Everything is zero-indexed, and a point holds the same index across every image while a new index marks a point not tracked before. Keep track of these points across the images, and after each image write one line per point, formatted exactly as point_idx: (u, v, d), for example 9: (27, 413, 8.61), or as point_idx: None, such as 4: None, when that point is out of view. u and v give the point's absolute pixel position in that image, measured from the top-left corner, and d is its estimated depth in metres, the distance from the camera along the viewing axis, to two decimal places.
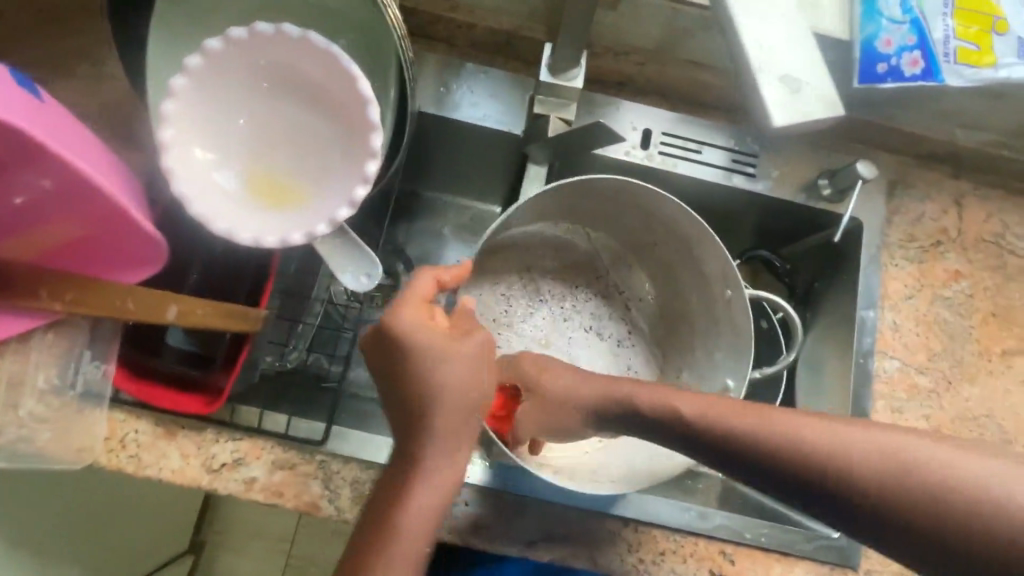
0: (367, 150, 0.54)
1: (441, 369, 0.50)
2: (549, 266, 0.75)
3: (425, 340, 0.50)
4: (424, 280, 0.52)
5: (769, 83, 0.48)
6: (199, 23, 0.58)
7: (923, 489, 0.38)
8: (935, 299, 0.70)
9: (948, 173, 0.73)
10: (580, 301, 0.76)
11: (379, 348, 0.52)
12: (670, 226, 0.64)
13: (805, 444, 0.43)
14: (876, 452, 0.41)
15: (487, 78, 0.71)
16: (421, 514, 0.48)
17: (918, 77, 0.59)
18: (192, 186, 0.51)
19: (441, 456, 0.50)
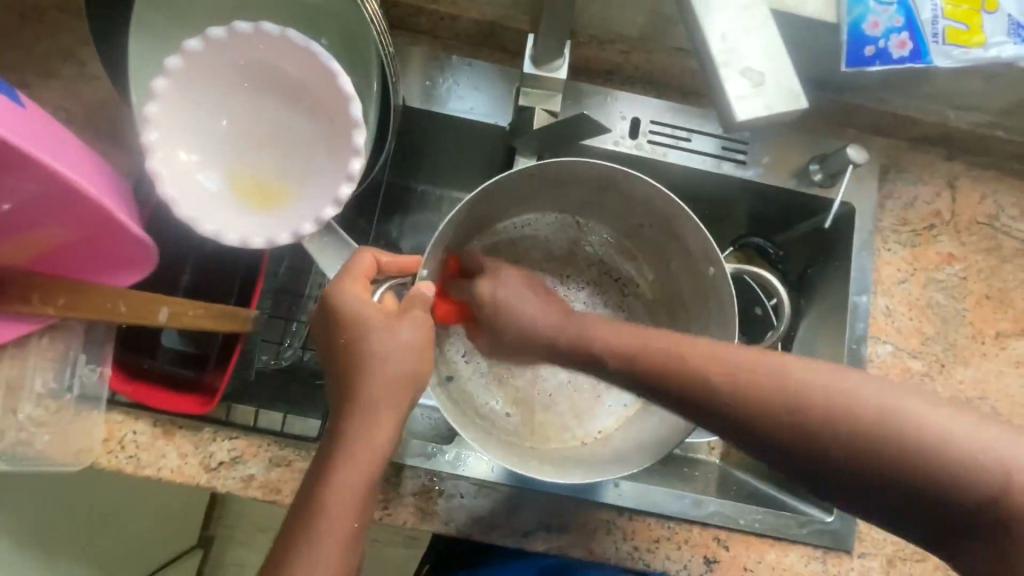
0: (350, 148, 0.54)
1: (374, 341, 0.50)
2: (539, 258, 0.75)
3: (361, 315, 0.51)
4: (363, 257, 0.54)
5: (733, 77, 0.49)
6: (181, 25, 0.58)
7: (891, 439, 0.38)
8: (928, 282, 0.69)
9: (942, 156, 0.73)
10: (573, 290, 0.76)
11: (321, 322, 0.53)
12: (654, 210, 0.64)
13: (784, 387, 0.41)
14: (852, 399, 0.40)
15: (473, 70, 0.70)
16: (346, 494, 0.47)
17: (906, 59, 0.58)
18: (178, 189, 0.51)
19: (371, 431, 0.49)
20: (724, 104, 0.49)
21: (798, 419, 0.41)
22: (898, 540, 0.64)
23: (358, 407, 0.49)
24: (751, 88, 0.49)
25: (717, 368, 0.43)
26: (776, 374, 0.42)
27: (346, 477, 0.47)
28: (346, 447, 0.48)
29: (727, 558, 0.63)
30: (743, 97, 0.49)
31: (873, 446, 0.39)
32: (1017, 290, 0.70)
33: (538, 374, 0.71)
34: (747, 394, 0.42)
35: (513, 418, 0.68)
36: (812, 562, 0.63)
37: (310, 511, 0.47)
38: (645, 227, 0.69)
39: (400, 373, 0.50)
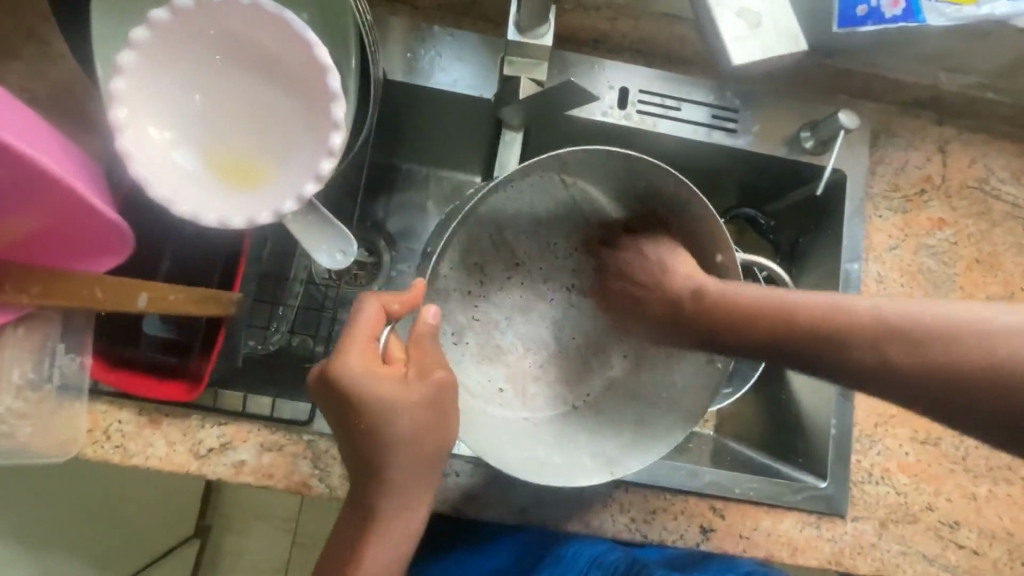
0: (329, 120, 0.52)
1: (393, 420, 0.47)
2: (527, 226, 0.71)
3: (372, 391, 0.46)
4: (369, 312, 0.47)
5: (727, 17, 0.57)
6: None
7: (939, 341, 0.44)
8: (919, 248, 0.69)
9: (933, 120, 0.72)
10: (563, 260, 0.73)
11: (324, 393, 0.48)
12: (670, 196, 0.60)
13: (818, 310, 0.51)
14: (903, 315, 0.47)
15: (455, 41, 0.68)
16: (379, 568, 0.48)
17: (898, 18, 0.59)
18: (149, 167, 0.49)
19: (400, 506, 0.49)
20: (719, 46, 0.57)
21: (826, 331, 0.50)
22: (890, 504, 0.65)
23: (384, 486, 0.48)
24: (744, 32, 0.57)
25: (765, 304, 0.55)
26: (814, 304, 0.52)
27: (376, 557, 0.48)
28: (375, 526, 0.48)
29: (723, 526, 0.63)
30: (733, 44, 0.57)
31: (924, 349, 0.45)
32: (1007, 253, 0.70)
33: (527, 347, 0.70)
34: (787, 318, 0.53)
35: (508, 391, 0.67)
36: (806, 527, 0.64)
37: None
38: (649, 199, 0.65)
39: (426, 451, 0.49)
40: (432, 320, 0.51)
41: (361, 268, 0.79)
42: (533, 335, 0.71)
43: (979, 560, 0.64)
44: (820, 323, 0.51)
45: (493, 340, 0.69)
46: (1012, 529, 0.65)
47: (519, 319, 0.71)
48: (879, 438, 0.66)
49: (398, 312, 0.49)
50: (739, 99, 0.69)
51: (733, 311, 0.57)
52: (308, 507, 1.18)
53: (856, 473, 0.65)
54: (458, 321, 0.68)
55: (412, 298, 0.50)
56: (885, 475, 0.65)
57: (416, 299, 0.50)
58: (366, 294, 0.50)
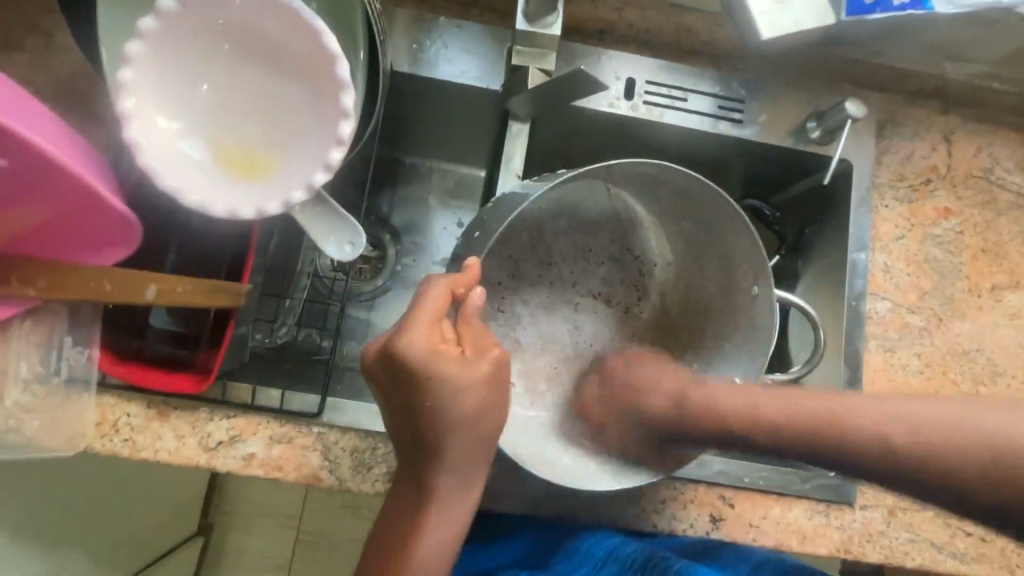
0: (339, 110, 0.51)
1: (455, 401, 0.46)
2: (561, 226, 0.73)
3: (436, 372, 0.45)
4: (435, 293, 0.46)
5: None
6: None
7: (948, 437, 0.43)
8: (925, 237, 0.69)
9: (938, 110, 0.72)
10: (593, 267, 0.74)
11: (385, 374, 0.46)
12: (709, 216, 0.61)
13: (834, 424, 0.47)
14: (903, 413, 0.45)
15: (461, 32, 0.68)
16: (436, 547, 0.48)
17: (906, 6, 0.60)
18: (158, 158, 0.49)
19: (458, 485, 0.49)
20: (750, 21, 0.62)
21: (848, 450, 0.47)
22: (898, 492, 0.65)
23: (444, 467, 0.48)
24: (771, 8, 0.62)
25: (771, 420, 0.51)
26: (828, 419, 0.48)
27: (435, 534, 0.48)
28: (434, 505, 0.48)
29: (732, 516, 0.63)
30: (762, 21, 0.62)
31: (933, 438, 0.43)
32: (1013, 242, 0.70)
33: (546, 347, 0.71)
34: (802, 435, 0.49)
35: (519, 389, 0.67)
36: (815, 516, 0.64)
37: (400, 565, 0.48)
38: (687, 220, 0.66)
39: (486, 431, 0.48)
40: (479, 302, 0.49)
41: (365, 262, 0.80)
42: (549, 333, 0.72)
43: (986, 547, 0.65)
44: (840, 443, 0.47)
45: (514, 334, 0.70)
46: None
47: (544, 319, 0.72)
48: None
49: (461, 292, 0.49)
50: (745, 90, 0.69)
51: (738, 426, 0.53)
52: (312, 504, 1.18)
53: None
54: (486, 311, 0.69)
55: (470, 279, 0.49)
56: None
57: (473, 281, 0.50)
58: (431, 274, 0.48)
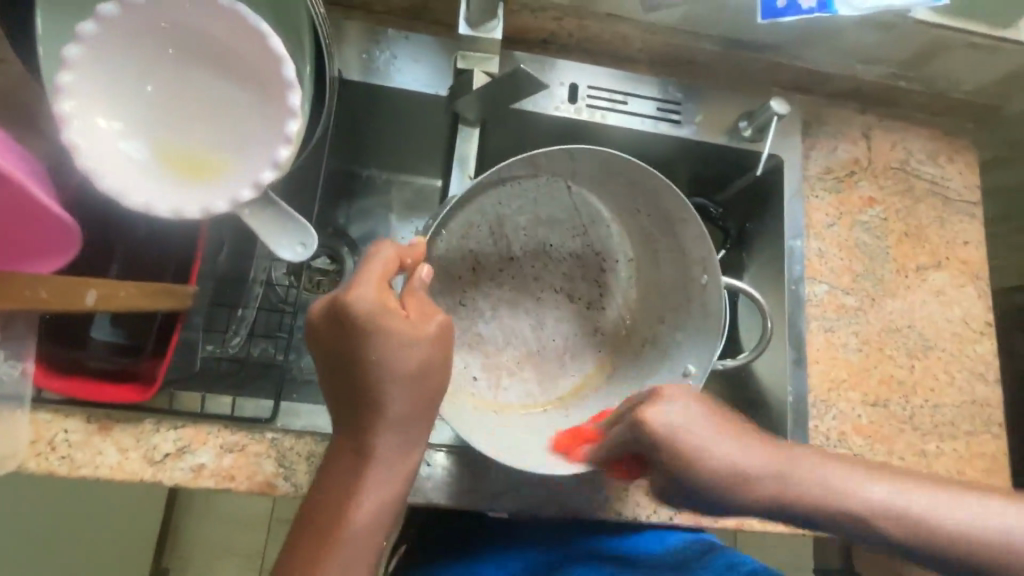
0: (285, 109, 0.52)
1: (400, 357, 0.46)
2: (522, 222, 0.73)
3: (380, 323, 0.45)
4: (384, 254, 0.48)
5: None
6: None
7: (942, 530, 0.42)
8: (854, 224, 0.74)
9: (855, 109, 0.78)
10: (556, 262, 0.75)
11: (332, 330, 0.47)
12: (658, 206, 0.64)
13: (871, 514, 0.43)
14: (922, 504, 0.43)
15: (410, 43, 0.70)
16: (376, 506, 0.47)
17: (814, 9, 0.61)
18: (99, 160, 0.49)
19: (400, 446, 0.49)
20: None
21: (859, 527, 0.44)
22: None
23: (387, 426, 0.48)
24: None
25: (796, 496, 0.45)
26: (837, 494, 0.44)
27: (375, 495, 0.47)
28: (375, 466, 0.48)
29: None
30: None
31: (932, 525, 0.43)
32: (931, 226, 0.76)
33: (508, 341, 0.72)
34: (800, 506, 0.45)
35: (482, 381, 0.68)
36: None
37: (336, 527, 0.46)
38: (642, 214, 0.68)
39: (429, 390, 0.49)
40: (425, 277, 0.50)
41: (324, 274, 0.79)
42: (513, 329, 0.72)
43: None
44: (858, 522, 0.44)
45: (476, 329, 0.71)
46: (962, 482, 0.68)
47: (505, 313, 0.73)
48: (833, 402, 0.69)
49: (410, 263, 0.50)
50: (682, 93, 0.73)
51: (763, 494, 0.45)
52: (274, 545, 1.08)
53: (815, 438, 0.68)
54: (445, 304, 0.70)
55: (419, 254, 0.51)
56: (842, 437, 0.68)
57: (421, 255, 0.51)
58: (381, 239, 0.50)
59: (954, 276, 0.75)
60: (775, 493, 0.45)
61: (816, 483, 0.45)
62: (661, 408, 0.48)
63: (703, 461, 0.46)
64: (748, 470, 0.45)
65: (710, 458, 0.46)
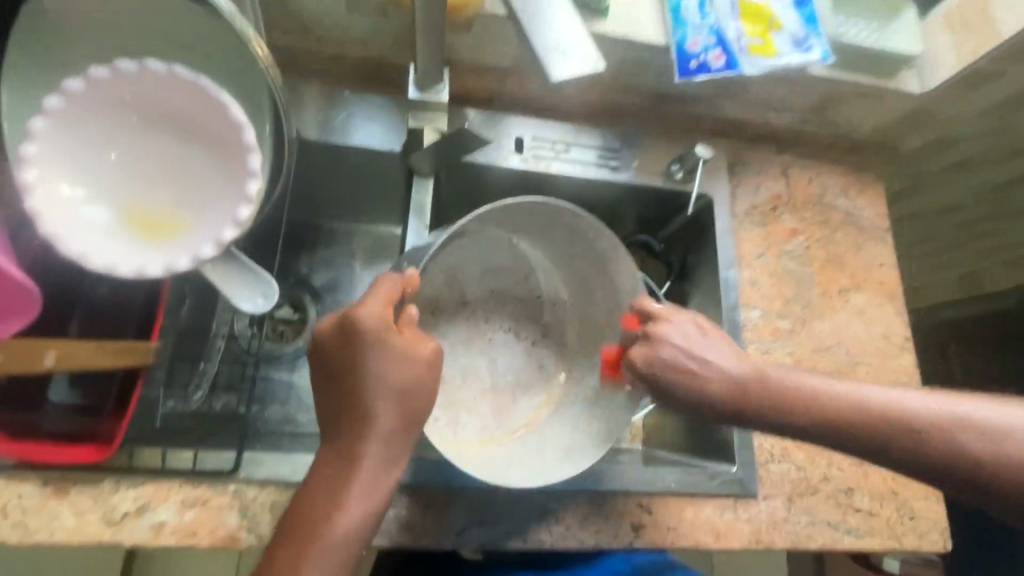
0: (246, 170, 0.56)
1: (393, 371, 0.50)
2: (472, 271, 0.78)
3: (381, 338, 0.50)
4: (388, 282, 0.53)
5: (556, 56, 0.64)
6: (48, 57, 0.55)
7: (900, 418, 0.50)
8: (781, 253, 0.82)
9: (774, 151, 0.87)
10: (503, 303, 0.79)
11: (337, 345, 0.51)
12: (590, 247, 0.69)
13: (840, 408, 0.52)
14: (879, 398, 0.52)
15: (365, 102, 0.76)
16: (356, 521, 0.48)
17: (722, 69, 0.70)
18: (64, 226, 0.51)
19: (385, 461, 0.50)
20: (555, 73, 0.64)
21: (834, 422, 0.53)
22: (794, 479, 0.72)
23: (375, 437, 0.49)
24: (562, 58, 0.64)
25: (772, 397, 0.54)
26: (820, 393, 0.53)
27: (356, 507, 0.48)
28: (360, 473, 0.49)
29: (652, 521, 0.67)
30: (551, 65, 0.64)
31: (889, 416, 0.51)
32: (849, 252, 0.84)
33: (466, 377, 0.74)
34: (791, 411, 0.54)
35: (440, 420, 0.70)
36: (725, 511, 0.69)
37: (316, 533, 0.47)
38: (575, 258, 0.73)
39: (417, 407, 0.51)
40: (414, 314, 0.54)
41: (288, 325, 0.81)
42: (468, 366, 0.75)
43: (875, 520, 0.72)
44: (832, 417, 0.53)
45: None
46: (895, 487, 0.74)
47: (463, 352, 0.76)
48: None
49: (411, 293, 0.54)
50: (619, 141, 0.80)
51: (745, 398, 0.55)
52: None
53: (761, 455, 0.72)
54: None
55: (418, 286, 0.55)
56: (785, 453, 0.73)
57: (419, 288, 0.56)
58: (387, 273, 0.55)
59: (873, 296, 0.82)
60: (755, 396, 0.55)
61: (789, 385, 0.54)
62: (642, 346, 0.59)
63: (680, 367, 0.56)
64: (729, 376, 0.55)
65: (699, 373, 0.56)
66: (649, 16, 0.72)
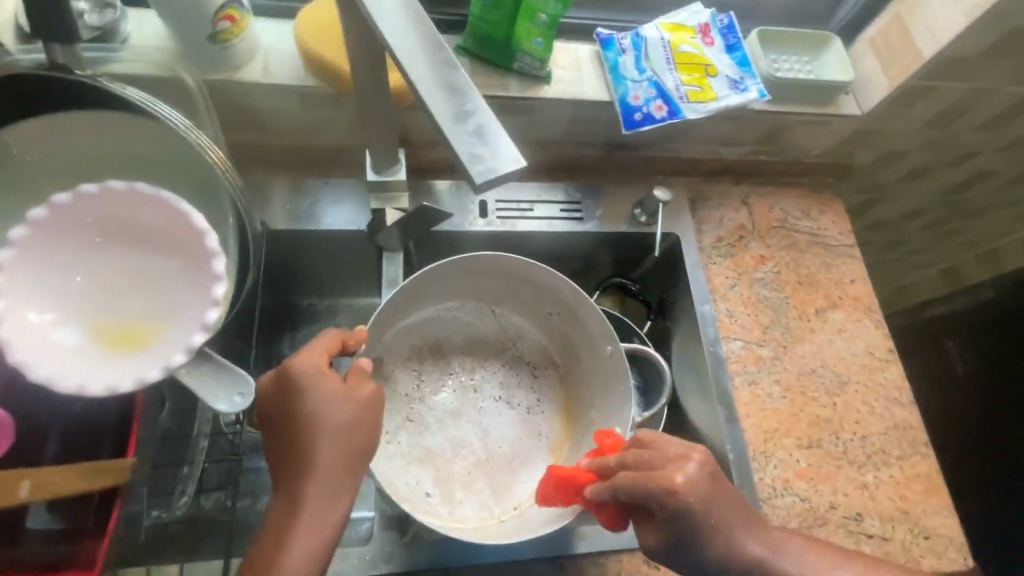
0: (211, 275, 0.56)
1: (329, 413, 0.52)
2: (458, 343, 0.78)
3: (317, 384, 0.52)
4: (327, 336, 0.56)
5: (461, 137, 0.40)
6: (13, 191, 0.56)
7: None
8: (753, 281, 0.83)
9: (732, 182, 0.89)
10: (492, 372, 0.78)
11: (279, 397, 0.52)
12: (561, 301, 0.72)
13: None
14: None
15: (329, 186, 0.78)
16: (303, 560, 0.47)
17: (666, 117, 0.73)
18: (31, 353, 0.51)
19: (330, 498, 0.50)
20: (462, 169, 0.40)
21: None
22: (800, 512, 0.70)
23: (319, 475, 0.50)
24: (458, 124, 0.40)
25: None
26: None
27: (302, 545, 0.48)
28: (305, 513, 0.49)
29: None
30: (467, 163, 0.39)
31: None
32: (820, 272, 0.85)
33: (458, 452, 0.73)
34: None
35: (434, 497, 0.69)
36: None
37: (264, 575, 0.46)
38: (552, 315, 0.75)
39: (359, 446, 0.52)
40: (365, 365, 0.57)
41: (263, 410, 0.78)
42: (459, 440, 0.74)
43: (889, 545, 0.70)
44: None
45: (424, 442, 0.73)
46: (905, 507, 0.72)
47: (452, 424, 0.75)
48: (772, 452, 0.73)
49: (353, 347, 0.58)
50: (581, 193, 0.83)
51: None
52: None
53: (764, 492, 0.71)
54: (394, 421, 0.72)
55: (361, 337, 0.59)
56: (787, 485, 0.72)
57: (363, 339, 0.59)
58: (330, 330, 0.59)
59: (850, 313, 0.83)
60: None
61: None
62: (686, 473, 0.51)
63: (692, 502, 0.50)
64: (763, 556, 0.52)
65: (754, 560, 0.52)
66: (591, 77, 0.75)
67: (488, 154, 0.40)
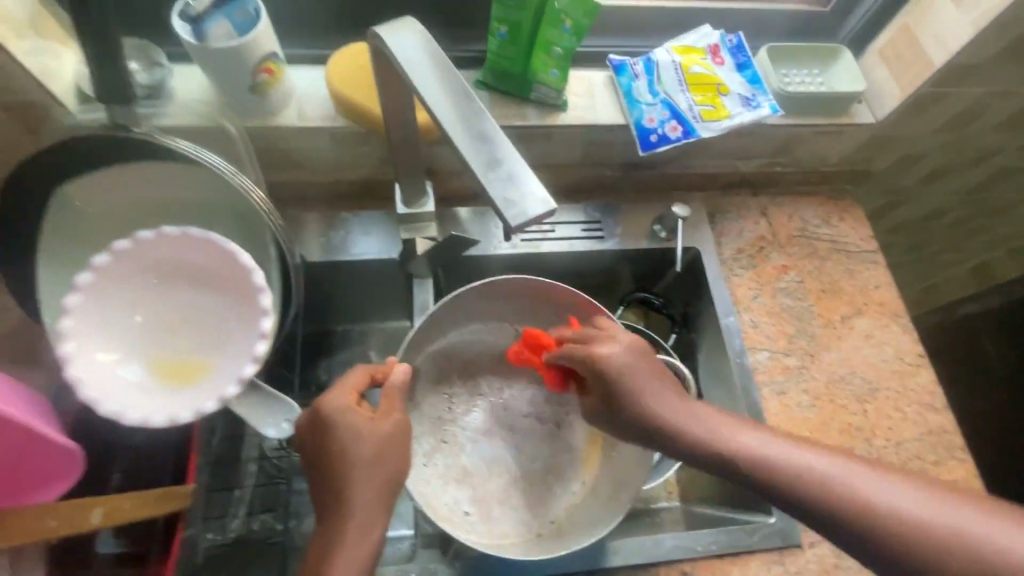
0: (258, 310, 0.60)
1: (357, 445, 0.55)
2: (486, 363, 0.81)
3: (345, 417, 0.56)
4: (356, 373, 0.61)
5: (490, 176, 0.44)
6: (80, 240, 0.61)
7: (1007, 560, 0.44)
8: (776, 291, 0.84)
9: (749, 195, 0.90)
10: (521, 389, 0.80)
11: (312, 433, 0.56)
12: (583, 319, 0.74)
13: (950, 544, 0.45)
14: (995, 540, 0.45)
15: (360, 218, 0.82)
16: None
17: (681, 137, 0.75)
18: (101, 388, 0.55)
19: (365, 527, 0.53)
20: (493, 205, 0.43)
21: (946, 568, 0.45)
22: None
23: (354, 506, 0.53)
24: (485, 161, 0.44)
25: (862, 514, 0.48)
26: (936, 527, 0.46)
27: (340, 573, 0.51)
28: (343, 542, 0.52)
29: None
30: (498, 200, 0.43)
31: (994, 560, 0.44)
32: (843, 279, 0.85)
33: (493, 470, 0.75)
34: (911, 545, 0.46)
35: (473, 516, 0.72)
36: (773, 566, 0.68)
37: None
38: None
39: (388, 474, 0.55)
40: (400, 373, 0.61)
41: None
42: (493, 458, 0.76)
43: None
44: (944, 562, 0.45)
45: (460, 462, 0.75)
46: None
47: (485, 443, 0.77)
48: None
49: (381, 378, 0.62)
50: (600, 212, 0.85)
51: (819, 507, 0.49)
52: None
53: None
54: (430, 443, 0.75)
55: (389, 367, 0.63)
56: None
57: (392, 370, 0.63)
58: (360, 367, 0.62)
59: (877, 319, 0.83)
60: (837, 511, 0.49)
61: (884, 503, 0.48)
62: (611, 346, 0.59)
63: (616, 369, 0.57)
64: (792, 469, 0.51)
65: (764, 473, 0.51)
66: (606, 102, 0.78)
67: (519, 191, 0.43)
